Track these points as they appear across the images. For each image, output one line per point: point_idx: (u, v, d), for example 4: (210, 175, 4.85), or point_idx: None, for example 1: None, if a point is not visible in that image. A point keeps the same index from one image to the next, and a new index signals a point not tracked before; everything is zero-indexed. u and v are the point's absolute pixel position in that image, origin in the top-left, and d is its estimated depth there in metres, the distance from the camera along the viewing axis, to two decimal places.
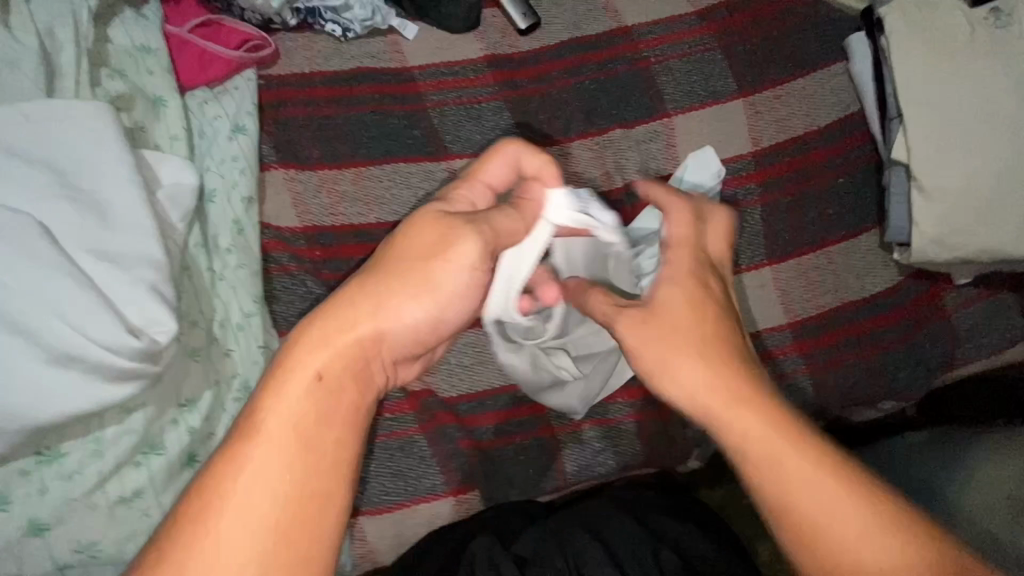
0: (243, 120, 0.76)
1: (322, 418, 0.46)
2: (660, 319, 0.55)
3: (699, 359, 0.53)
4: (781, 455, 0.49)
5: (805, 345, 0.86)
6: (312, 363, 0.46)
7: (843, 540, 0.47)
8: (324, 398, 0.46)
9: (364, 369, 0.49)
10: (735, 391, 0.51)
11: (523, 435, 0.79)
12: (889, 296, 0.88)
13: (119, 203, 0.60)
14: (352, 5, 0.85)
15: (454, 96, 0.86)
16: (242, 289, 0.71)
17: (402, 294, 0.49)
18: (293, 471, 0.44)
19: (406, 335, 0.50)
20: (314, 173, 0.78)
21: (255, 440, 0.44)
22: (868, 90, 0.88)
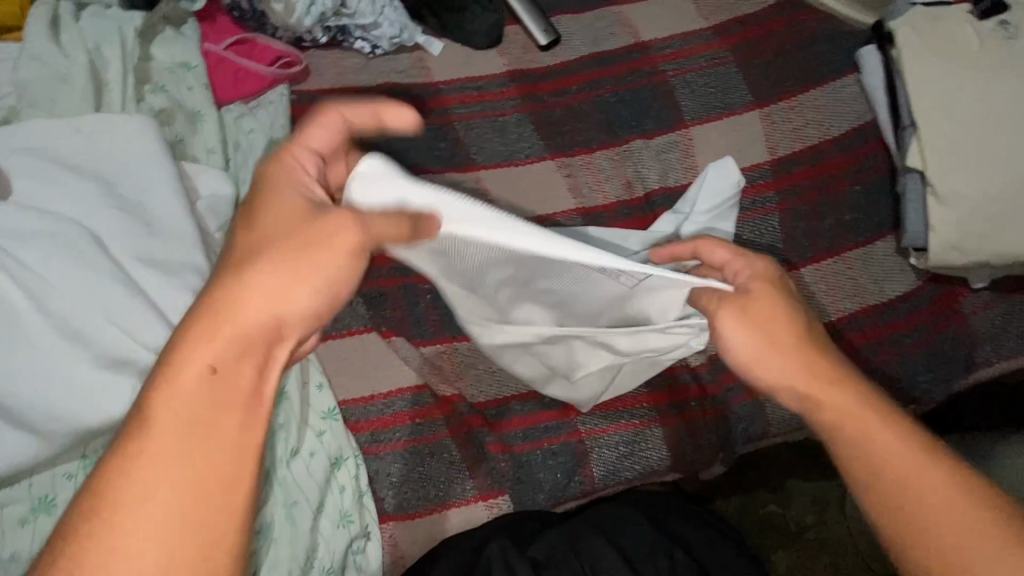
0: (277, 133, 0.80)
1: (215, 402, 0.43)
2: (755, 312, 0.60)
3: (790, 352, 0.58)
4: (872, 435, 0.54)
5: (864, 336, 0.85)
6: (203, 353, 0.43)
7: (931, 509, 0.51)
8: (218, 385, 0.43)
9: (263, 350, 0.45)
10: (826, 376, 0.57)
11: (550, 440, 0.76)
12: (921, 297, 0.87)
13: (166, 213, 0.64)
14: (381, 22, 0.87)
15: (479, 109, 0.89)
16: None
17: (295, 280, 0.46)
18: (192, 455, 0.42)
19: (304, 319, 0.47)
20: None
21: (148, 429, 0.42)
22: (880, 101, 0.89)
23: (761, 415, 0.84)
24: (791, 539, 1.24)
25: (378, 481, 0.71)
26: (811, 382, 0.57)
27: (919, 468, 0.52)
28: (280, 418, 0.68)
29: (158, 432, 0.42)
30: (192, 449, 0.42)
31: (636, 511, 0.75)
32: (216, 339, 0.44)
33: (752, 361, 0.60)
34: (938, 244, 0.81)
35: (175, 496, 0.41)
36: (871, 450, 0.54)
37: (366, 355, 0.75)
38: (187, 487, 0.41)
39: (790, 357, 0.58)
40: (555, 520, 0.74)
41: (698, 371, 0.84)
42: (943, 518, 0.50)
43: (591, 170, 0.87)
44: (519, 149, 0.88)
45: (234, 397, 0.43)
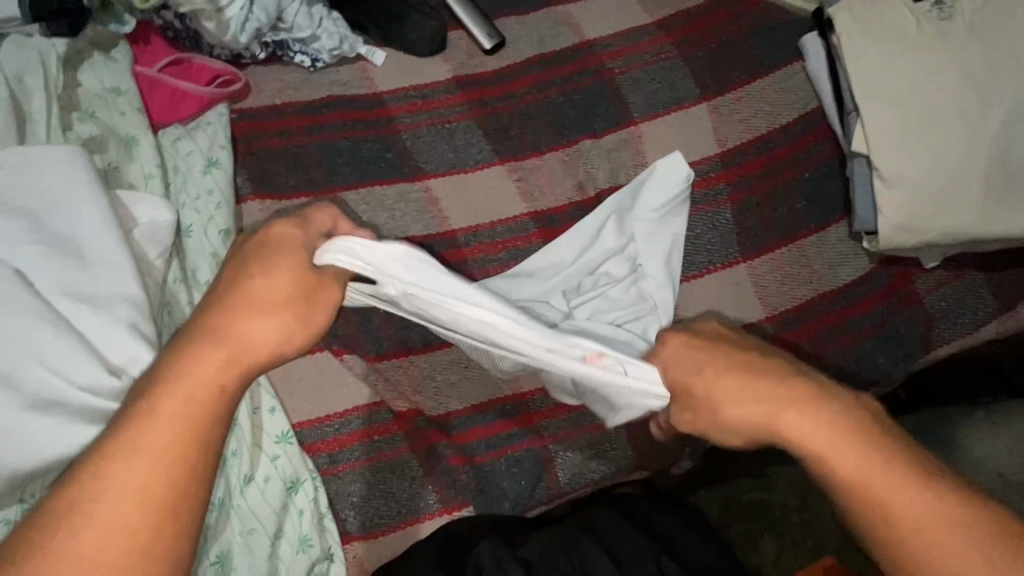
0: (217, 154, 0.78)
1: (208, 416, 0.44)
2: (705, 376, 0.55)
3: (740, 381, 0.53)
4: (847, 459, 0.50)
5: (792, 335, 0.85)
6: (203, 367, 0.45)
7: (909, 520, 0.47)
8: (215, 400, 0.45)
9: (253, 368, 0.47)
10: (790, 397, 0.52)
11: (513, 448, 0.76)
12: (862, 285, 0.87)
13: (96, 245, 0.62)
14: (320, 35, 0.86)
15: (426, 118, 0.88)
16: None
17: (278, 303, 0.49)
18: (175, 464, 0.42)
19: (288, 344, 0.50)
20: (289, 202, 0.79)
21: (137, 430, 0.42)
22: (824, 87, 0.89)
23: None
24: (776, 525, 1.25)
25: (346, 498, 0.70)
26: (767, 415, 0.52)
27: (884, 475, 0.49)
28: (232, 446, 0.67)
29: (133, 461, 0.41)
30: (173, 474, 0.42)
31: (620, 514, 0.76)
32: (213, 363, 0.45)
33: (703, 417, 0.55)
34: (887, 226, 0.81)
35: (149, 526, 0.41)
36: (835, 476, 0.50)
37: (321, 375, 0.73)
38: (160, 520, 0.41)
39: (751, 384, 0.53)
40: (529, 526, 0.75)
41: None
42: (914, 530, 0.47)
43: (541, 173, 0.87)
44: (468, 156, 0.87)
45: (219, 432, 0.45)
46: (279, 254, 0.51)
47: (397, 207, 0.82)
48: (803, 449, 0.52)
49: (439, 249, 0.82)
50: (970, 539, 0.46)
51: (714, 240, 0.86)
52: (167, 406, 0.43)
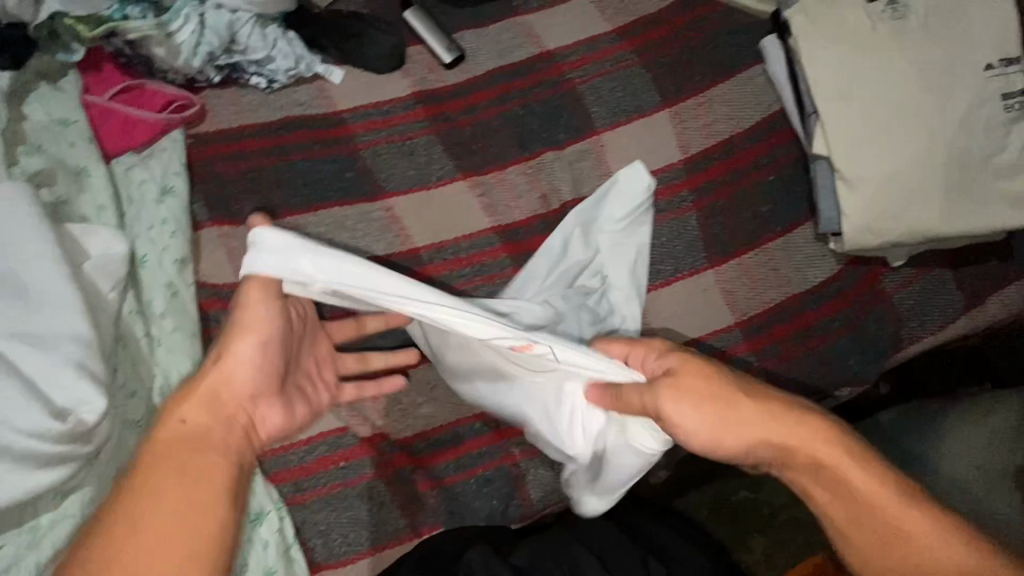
0: (171, 182, 0.77)
1: (190, 450, 0.54)
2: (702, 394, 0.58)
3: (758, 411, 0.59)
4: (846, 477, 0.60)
5: (756, 342, 0.84)
6: (177, 413, 0.55)
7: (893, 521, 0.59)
8: (191, 436, 0.55)
9: (220, 406, 0.57)
10: (798, 427, 0.59)
11: (484, 467, 0.76)
12: (830, 286, 0.87)
13: (41, 282, 0.60)
14: (274, 55, 0.85)
15: (386, 135, 0.87)
16: (178, 353, 0.69)
17: (235, 346, 0.58)
18: (171, 491, 0.51)
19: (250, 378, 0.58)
20: (248, 227, 0.78)
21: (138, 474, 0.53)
22: (785, 89, 0.89)
23: None
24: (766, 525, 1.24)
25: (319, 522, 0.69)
26: (786, 436, 0.59)
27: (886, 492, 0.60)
28: None
29: (140, 495, 0.51)
30: (171, 499, 0.51)
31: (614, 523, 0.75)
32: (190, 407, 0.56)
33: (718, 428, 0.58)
34: (849, 229, 0.81)
35: (162, 540, 0.50)
36: (853, 495, 0.60)
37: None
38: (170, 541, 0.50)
39: (765, 411, 0.59)
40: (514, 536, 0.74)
41: None
42: (897, 533, 0.59)
43: (504, 187, 0.86)
44: (430, 172, 0.86)
45: (209, 460, 0.54)
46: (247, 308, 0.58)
47: (358, 228, 0.81)
48: (823, 470, 0.60)
49: (403, 268, 0.81)
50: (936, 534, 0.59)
51: (680, 247, 0.86)
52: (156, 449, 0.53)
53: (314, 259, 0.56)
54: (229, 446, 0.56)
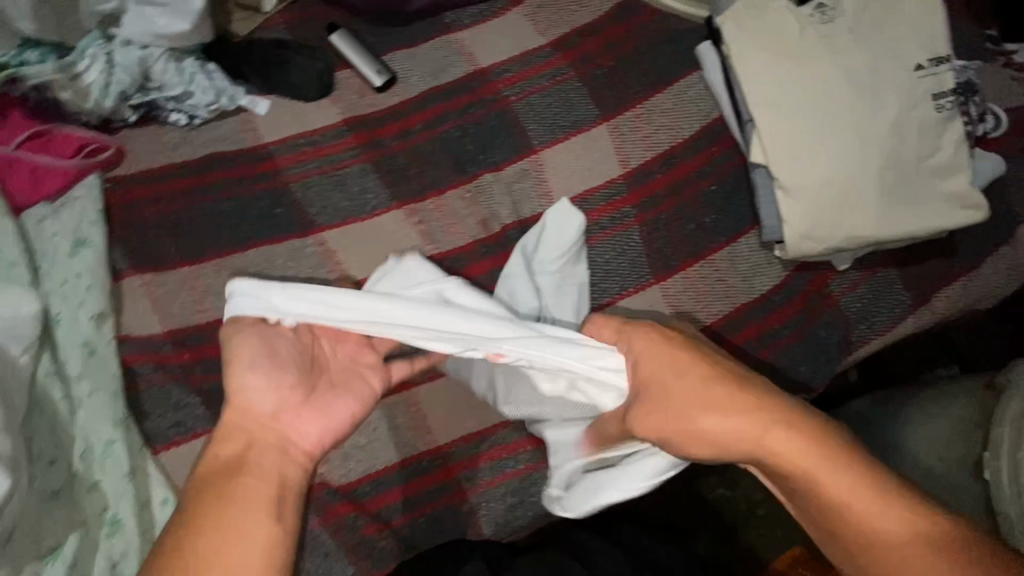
0: (86, 232, 0.73)
1: (225, 487, 0.53)
2: (660, 381, 0.59)
3: (718, 411, 0.57)
4: (818, 475, 0.55)
5: None
6: (214, 451, 0.56)
7: (870, 523, 0.53)
8: (231, 474, 0.55)
9: (255, 434, 0.57)
10: (763, 425, 0.56)
11: (433, 506, 0.75)
12: (776, 295, 0.86)
13: None
14: (193, 90, 0.82)
15: (316, 166, 0.84)
16: (98, 415, 0.66)
17: (236, 376, 0.59)
18: (217, 536, 0.51)
19: (269, 402, 0.59)
20: (172, 273, 0.75)
21: (178, 530, 0.51)
22: (723, 97, 0.88)
23: None
24: (746, 527, 1.15)
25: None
26: (753, 433, 0.56)
27: (872, 494, 0.54)
28: (121, 547, 0.64)
29: (189, 545, 0.50)
30: (212, 543, 0.50)
31: (600, 536, 0.76)
32: (228, 447, 0.56)
33: (686, 414, 0.57)
34: (791, 236, 0.80)
35: None
36: (827, 497, 0.55)
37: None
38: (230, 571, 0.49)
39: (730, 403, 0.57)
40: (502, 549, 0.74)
41: None
42: (869, 537, 0.53)
43: (443, 212, 0.84)
44: (364, 203, 0.83)
45: (249, 487, 0.54)
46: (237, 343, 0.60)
47: (289, 266, 0.78)
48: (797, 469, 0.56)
49: None
50: (931, 549, 0.51)
51: (625, 264, 0.84)
52: (195, 498, 0.53)
53: (282, 293, 0.62)
54: (268, 470, 0.55)
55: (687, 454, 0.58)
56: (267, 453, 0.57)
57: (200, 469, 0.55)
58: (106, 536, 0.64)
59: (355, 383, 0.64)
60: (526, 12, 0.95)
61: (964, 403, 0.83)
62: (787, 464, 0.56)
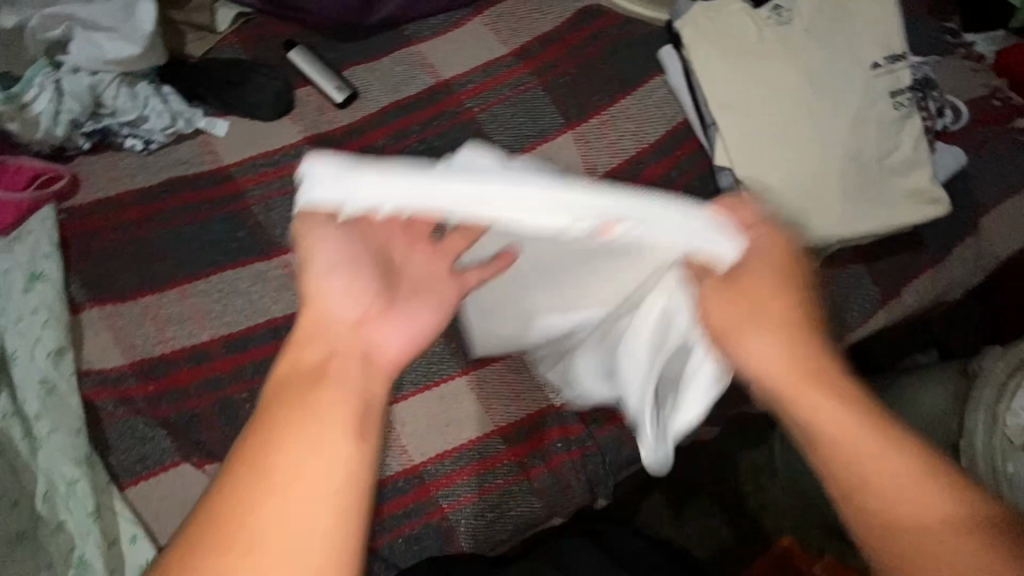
0: (40, 265, 0.71)
1: (297, 404, 0.43)
2: (741, 285, 0.50)
3: (770, 334, 0.49)
4: (852, 437, 0.46)
5: None
6: (288, 358, 0.45)
7: (894, 497, 0.44)
8: (300, 396, 0.43)
9: (337, 343, 0.46)
10: (805, 367, 0.48)
11: (411, 525, 0.74)
12: None
13: None
14: (148, 115, 0.81)
15: (278, 187, 0.82)
16: (58, 454, 0.65)
17: (320, 276, 0.47)
18: (287, 470, 0.40)
19: (348, 304, 0.47)
20: (132, 304, 0.74)
21: (244, 460, 0.41)
22: (686, 100, 0.88)
23: (628, 441, 0.82)
24: (735, 526, 1.10)
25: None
26: (788, 372, 0.48)
27: (905, 466, 0.45)
28: None
29: (257, 473, 0.40)
30: (270, 480, 0.40)
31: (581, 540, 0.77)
32: (314, 348, 0.46)
33: (736, 327, 0.50)
34: None
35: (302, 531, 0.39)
36: (850, 463, 0.46)
37: (186, 489, 0.68)
38: (303, 509, 0.39)
39: (783, 332, 0.49)
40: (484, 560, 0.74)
41: (565, 411, 0.81)
42: (898, 512, 0.44)
43: None
44: None
45: (333, 403, 0.43)
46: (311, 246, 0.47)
47: (253, 290, 0.76)
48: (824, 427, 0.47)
49: None
50: (957, 539, 0.43)
51: None
52: (262, 421, 0.42)
53: (373, 175, 0.44)
54: (350, 379, 0.44)
55: (746, 364, 0.50)
56: (347, 369, 0.45)
57: (272, 380, 0.44)
58: None
59: (436, 290, 0.51)
60: (487, 21, 0.94)
61: (936, 394, 0.83)
62: (826, 427, 0.46)
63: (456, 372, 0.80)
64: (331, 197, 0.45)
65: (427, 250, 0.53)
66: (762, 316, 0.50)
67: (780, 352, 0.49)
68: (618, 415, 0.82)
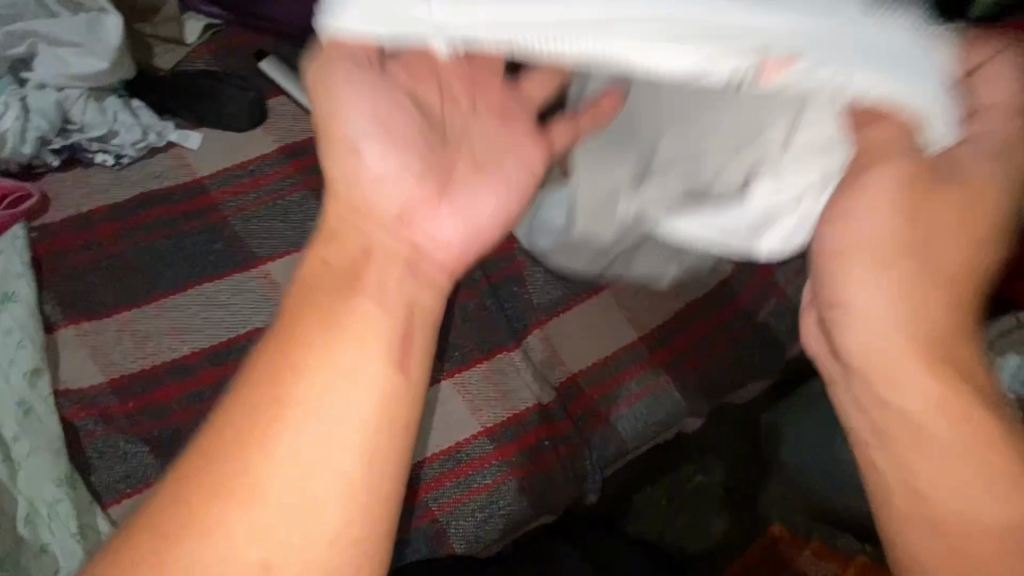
0: (14, 286, 0.71)
1: (324, 318, 0.38)
2: (930, 202, 0.41)
3: (896, 269, 0.41)
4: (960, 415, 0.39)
5: (663, 354, 0.85)
6: (315, 256, 0.40)
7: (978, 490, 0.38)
8: (326, 310, 0.38)
9: (369, 248, 0.40)
10: (930, 306, 0.41)
11: (402, 530, 0.75)
12: (723, 287, 0.87)
13: None
14: (118, 129, 0.80)
15: (254, 197, 0.82)
16: (40, 474, 0.64)
17: (341, 140, 0.41)
18: (319, 396, 0.36)
19: (383, 193, 0.40)
20: (109, 320, 0.73)
21: (257, 372, 0.37)
22: None
23: (614, 435, 0.83)
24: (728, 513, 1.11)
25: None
26: (919, 319, 0.40)
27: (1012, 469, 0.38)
28: None
29: (278, 388, 0.36)
30: (285, 410, 0.36)
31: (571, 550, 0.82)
32: (344, 249, 0.40)
33: (873, 258, 0.41)
34: None
35: (310, 481, 0.35)
36: (953, 439, 0.39)
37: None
38: (320, 453, 0.35)
39: (923, 271, 0.41)
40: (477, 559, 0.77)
41: (550, 409, 0.81)
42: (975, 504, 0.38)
43: None
44: (306, 229, 0.80)
45: (371, 329, 0.38)
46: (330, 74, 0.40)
47: (234, 301, 0.76)
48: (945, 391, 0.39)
49: None
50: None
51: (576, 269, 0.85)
52: (282, 332, 0.38)
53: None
54: (391, 298, 0.39)
55: (859, 297, 0.42)
56: (387, 281, 0.40)
57: (297, 278, 0.39)
58: None
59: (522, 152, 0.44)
60: None
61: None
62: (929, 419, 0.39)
63: (453, 368, 0.81)
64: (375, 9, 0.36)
65: (491, 115, 0.43)
66: (889, 235, 0.41)
67: (886, 278, 0.41)
68: (602, 411, 0.83)
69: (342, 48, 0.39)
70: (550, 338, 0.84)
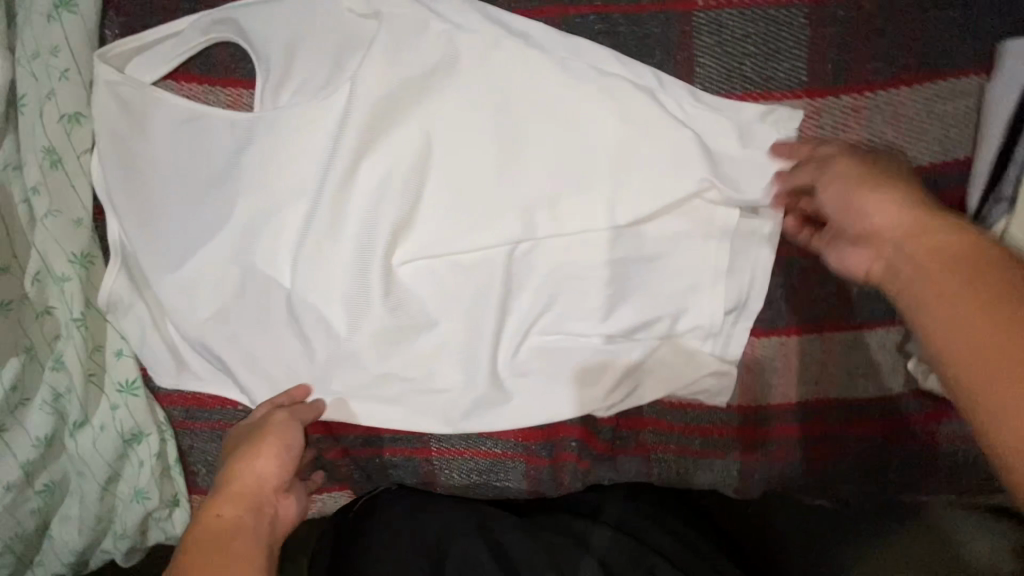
0: None
1: (220, 545, 0.49)
2: (871, 165, 0.53)
3: (853, 160, 0.54)
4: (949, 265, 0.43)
5: (747, 431, 0.71)
6: (214, 510, 0.52)
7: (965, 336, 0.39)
8: (209, 541, 0.49)
9: (235, 527, 0.51)
10: (872, 181, 0.51)
11: (394, 450, 0.72)
12: (878, 406, 0.68)
13: None
14: None
15: None
16: (58, 242, 0.57)
17: (267, 448, 0.57)
18: None
19: (260, 478, 0.55)
20: (173, 87, 0.59)
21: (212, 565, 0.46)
22: (991, 136, 0.58)
23: (645, 476, 0.74)
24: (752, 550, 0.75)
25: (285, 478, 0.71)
26: (866, 196, 0.51)
27: (974, 299, 0.40)
28: (61, 384, 0.59)
29: None
30: None
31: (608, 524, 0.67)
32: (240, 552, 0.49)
33: (825, 168, 0.55)
34: None
35: None
36: (934, 307, 0.42)
37: (156, 327, 0.61)
38: None
39: (846, 168, 0.53)
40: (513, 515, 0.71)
41: (598, 421, 0.72)
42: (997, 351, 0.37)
43: None
44: None
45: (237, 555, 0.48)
46: (273, 435, 0.58)
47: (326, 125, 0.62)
48: (900, 265, 0.46)
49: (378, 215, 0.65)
50: None
51: (720, 293, 0.64)
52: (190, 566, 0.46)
53: (110, 172, 0.58)
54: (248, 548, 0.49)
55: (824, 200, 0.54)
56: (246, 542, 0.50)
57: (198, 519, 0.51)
58: (52, 368, 0.59)
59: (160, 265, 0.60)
60: None
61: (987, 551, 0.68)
62: (885, 223, 0.49)
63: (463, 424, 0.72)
64: (111, 145, 0.58)
65: None
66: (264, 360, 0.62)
67: (841, 201, 0.52)
68: (648, 445, 0.73)
69: (104, 173, 0.58)
70: (642, 356, 0.66)
